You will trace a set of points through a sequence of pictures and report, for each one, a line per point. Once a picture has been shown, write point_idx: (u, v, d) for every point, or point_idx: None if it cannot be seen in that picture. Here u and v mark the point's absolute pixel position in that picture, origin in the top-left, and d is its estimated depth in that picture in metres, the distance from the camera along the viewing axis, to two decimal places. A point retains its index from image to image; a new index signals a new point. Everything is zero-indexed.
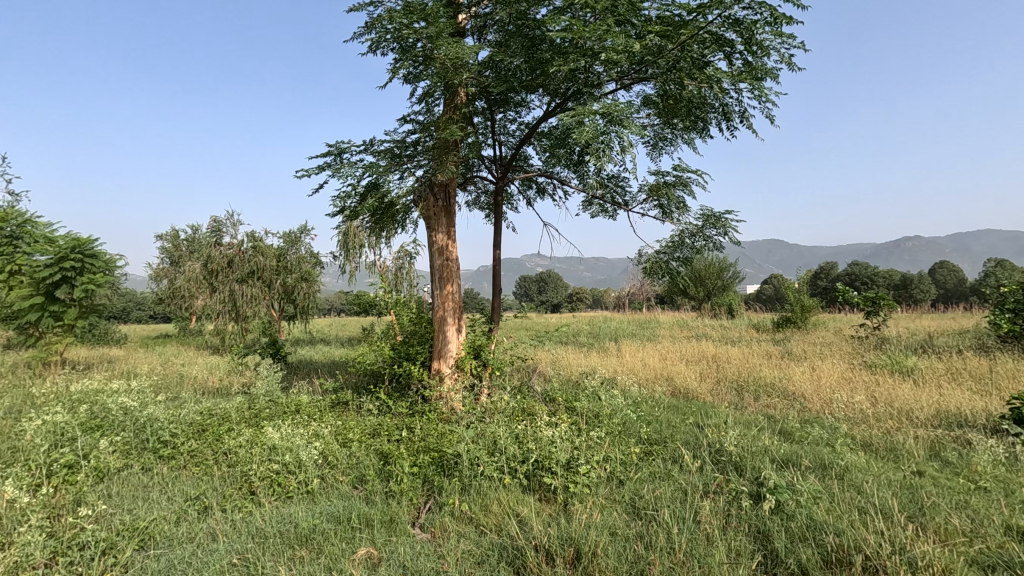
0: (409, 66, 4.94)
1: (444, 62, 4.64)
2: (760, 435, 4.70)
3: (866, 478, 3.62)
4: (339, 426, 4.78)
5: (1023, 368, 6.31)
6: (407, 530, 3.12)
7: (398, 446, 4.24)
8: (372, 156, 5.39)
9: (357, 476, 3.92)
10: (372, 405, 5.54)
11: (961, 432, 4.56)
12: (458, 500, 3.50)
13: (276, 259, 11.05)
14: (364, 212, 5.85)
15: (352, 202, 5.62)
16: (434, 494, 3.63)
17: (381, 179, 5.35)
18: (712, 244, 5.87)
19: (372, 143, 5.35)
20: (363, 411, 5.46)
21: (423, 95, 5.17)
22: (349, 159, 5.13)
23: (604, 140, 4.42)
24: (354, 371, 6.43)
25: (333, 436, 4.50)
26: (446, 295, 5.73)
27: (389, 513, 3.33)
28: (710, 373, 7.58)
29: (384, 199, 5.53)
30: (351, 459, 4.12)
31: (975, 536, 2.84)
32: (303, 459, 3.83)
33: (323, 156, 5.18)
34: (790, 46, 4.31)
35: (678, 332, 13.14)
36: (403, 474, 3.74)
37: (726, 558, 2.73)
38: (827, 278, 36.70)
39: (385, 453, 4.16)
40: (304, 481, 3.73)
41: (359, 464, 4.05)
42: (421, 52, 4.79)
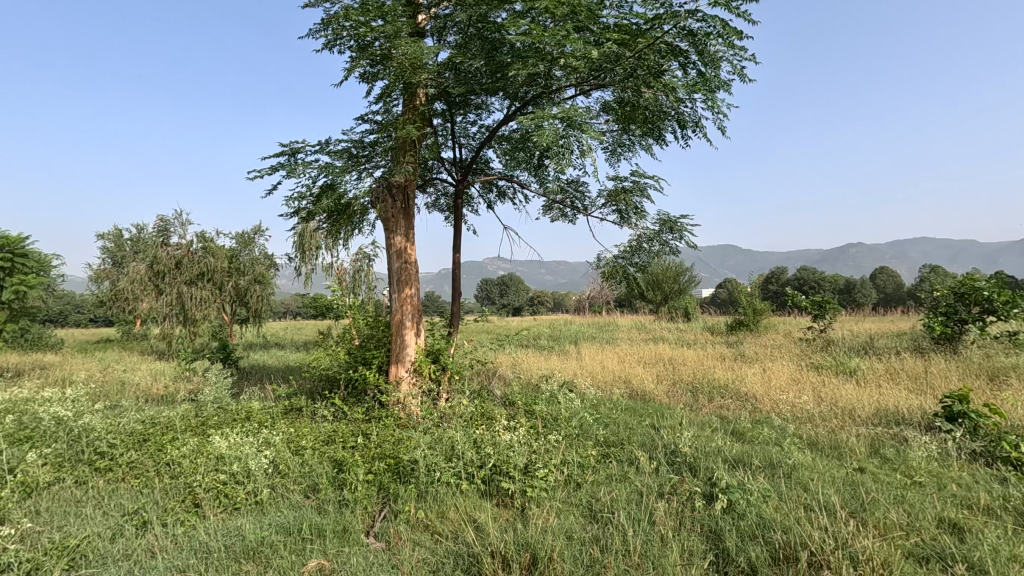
0: (367, 64, 4.83)
1: (401, 62, 4.56)
2: (714, 436, 4.81)
3: (812, 476, 3.73)
4: (291, 433, 4.61)
5: (954, 368, 6.68)
6: (361, 540, 3.01)
7: (353, 453, 4.11)
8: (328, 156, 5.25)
9: (309, 485, 3.78)
10: (327, 411, 5.37)
11: (898, 429, 4.77)
12: (415, 507, 3.42)
13: (228, 261, 10.62)
14: (320, 214, 5.68)
15: (307, 203, 5.45)
16: (389, 502, 3.53)
17: (337, 179, 5.20)
18: (669, 248, 5.97)
19: (328, 143, 5.22)
20: (317, 418, 5.29)
21: (381, 95, 5.05)
22: (304, 158, 4.98)
23: (563, 145, 4.44)
24: (308, 376, 6.22)
25: (284, 443, 4.33)
26: (405, 298, 5.61)
27: (342, 522, 3.21)
28: (666, 374, 7.74)
29: (340, 200, 5.37)
30: (304, 468, 3.96)
31: (911, 530, 2.95)
32: (252, 468, 3.65)
33: (276, 155, 5.02)
34: (742, 58, 4.43)
35: (636, 335, 13.32)
36: (357, 482, 3.62)
37: (680, 559, 2.75)
38: (777, 282, 38.09)
39: (340, 461, 4.02)
40: (252, 491, 3.57)
41: (311, 473, 3.90)
42: (378, 51, 4.66)
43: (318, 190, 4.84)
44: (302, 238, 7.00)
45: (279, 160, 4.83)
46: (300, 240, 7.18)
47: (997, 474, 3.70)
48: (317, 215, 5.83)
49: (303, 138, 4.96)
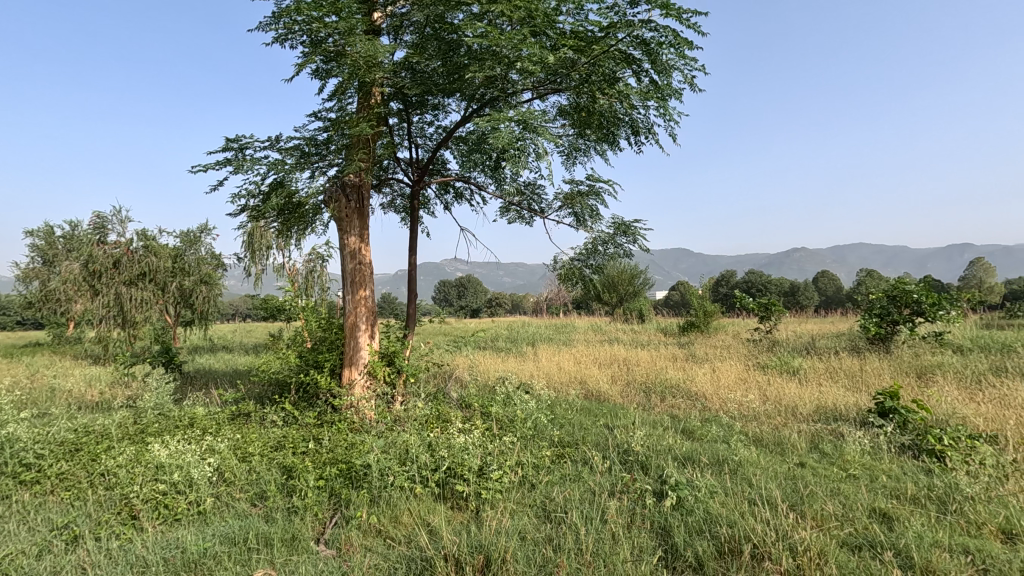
0: (320, 60, 4.73)
1: (355, 60, 4.49)
2: (665, 434, 4.94)
3: (756, 471, 3.89)
4: (238, 440, 4.45)
5: (886, 367, 7.09)
6: (310, 547, 2.94)
7: (304, 459, 4.01)
8: (278, 153, 5.11)
9: (257, 493, 3.66)
10: (277, 416, 5.21)
11: (836, 425, 5.03)
12: (367, 513, 3.36)
13: (171, 260, 10.14)
14: (270, 212, 5.53)
15: (256, 200, 5.28)
16: (341, 508, 3.46)
17: (287, 177, 5.07)
18: (623, 251, 6.10)
19: (278, 139, 5.08)
20: (266, 423, 5.13)
21: (335, 92, 4.95)
22: (251, 154, 4.83)
23: (519, 148, 4.48)
24: (257, 381, 6.01)
25: (230, 450, 4.17)
26: (359, 299, 5.51)
27: (291, 530, 3.13)
28: (621, 375, 7.91)
29: (290, 198, 5.24)
30: (251, 475, 3.84)
31: (845, 520, 3.13)
32: (195, 477, 3.51)
33: (221, 151, 4.84)
34: (693, 67, 4.59)
35: (592, 337, 13.53)
36: (307, 488, 3.53)
37: (630, 555, 2.81)
38: (727, 285, 39.44)
39: (289, 467, 3.90)
40: (194, 501, 3.43)
41: (259, 480, 3.78)
42: (332, 47, 4.57)
43: (267, 188, 4.70)
44: (252, 238, 6.81)
45: (224, 155, 4.67)
46: (249, 239, 6.98)
47: (923, 465, 3.96)
48: (266, 213, 5.65)
49: (251, 134, 4.81)
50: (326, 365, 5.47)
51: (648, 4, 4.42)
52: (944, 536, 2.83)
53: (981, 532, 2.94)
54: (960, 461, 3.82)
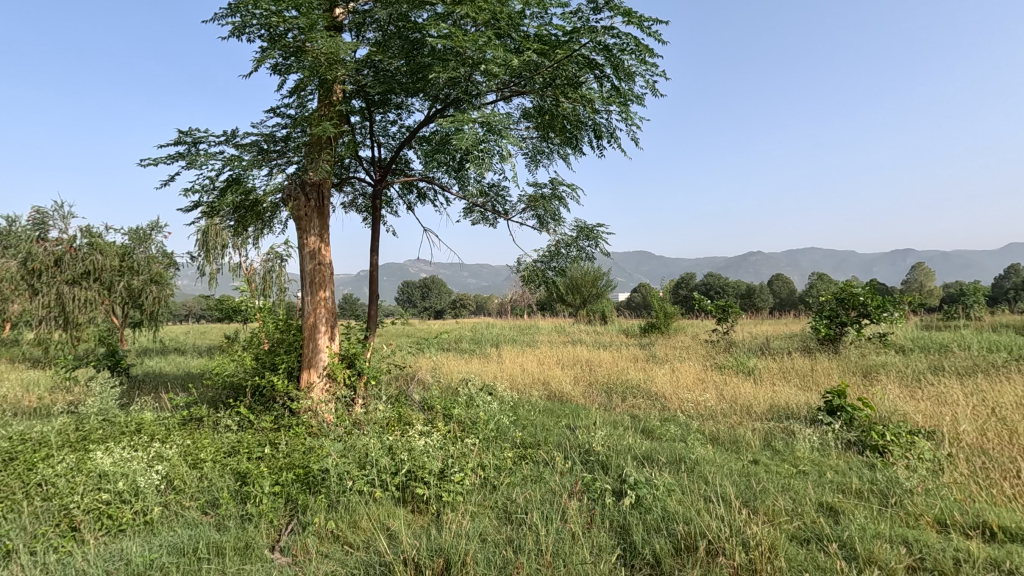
0: (279, 56, 4.61)
1: (316, 57, 4.38)
2: (625, 434, 5.02)
3: (712, 469, 4.00)
4: (188, 446, 4.28)
5: (835, 367, 7.41)
6: (264, 555, 2.86)
7: (259, 464, 3.89)
8: (234, 149, 4.96)
9: (208, 500, 3.53)
10: (231, 421, 5.04)
11: (788, 423, 5.22)
12: (324, 518, 3.29)
13: (119, 259, 9.70)
14: (225, 209, 5.35)
15: (210, 197, 5.11)
16: (297, 514, 3.37)
17: (244, 174, 4.92)
18: (585, 254, 6.17)
19: (234, 134, 4.93)
20: (219, 428, 4.96)
21: (294, 88, 4.84)
22: (205, 150, 4.67)
23: (483, 149, 4.47)
24: (210, 384, 5.80)
25: (180, 457, 4.01)
26: (318, 300, 5.40)
27: (244, 538, 3.04)
28: (583, 376, 8.01)
29: (246, 196, 5.09)
30: (202, 482, 3.70)
31: (795, 515, 3.25)
32: (141, 486, 3.37)
33: (174, 145, 4.66)
34: (653, 74, 4.68)
35: (555, 338, 13.60)
36: (262, 494, 3.42)
37: (590, 555, 2.84)
38: (687, 287, 40.39)
39: (244, 473, 3.78)
40: (141, 511, 3.28)
41: (210, 488, 3.64)
42: (292, 42, 4.46)
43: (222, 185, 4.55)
44: (206, 237, 6.60)
45: (176, 150, 4.50)
46: (204, 238, 6.76)
47: (866, 460, 4.15)
48: (221, 211, 5.46)
49: (205, 128, 4.64)
50: (284, 367, 5.33)
51: (611, 11, 4.49)
52: (886, 527, 2.98)
53: (919, 523, 3.10)
54: (901, 455, 4.02)
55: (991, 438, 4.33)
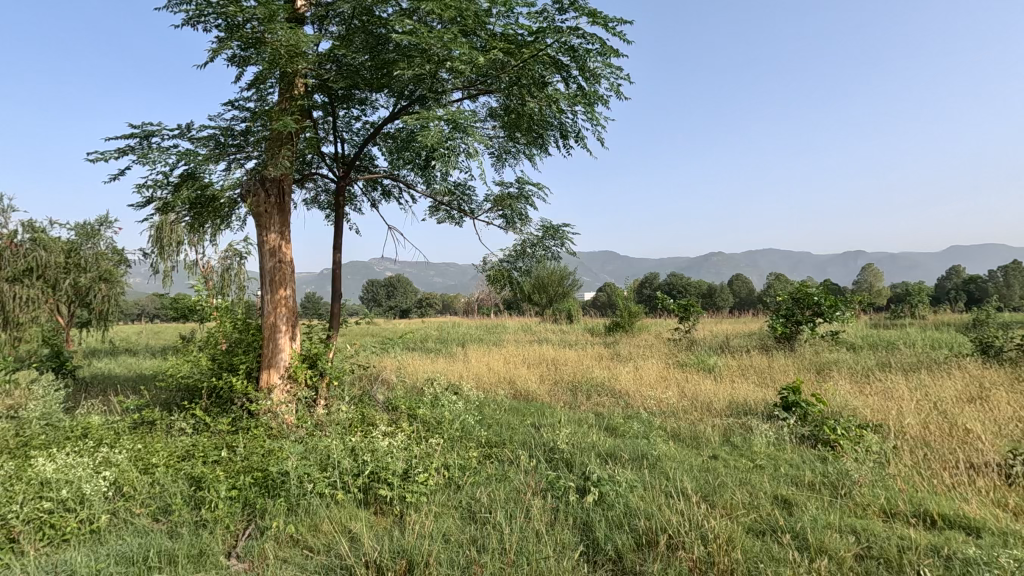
0: (237, 47, 4.45)
1: (276, 49, 4.24)
2: (590, 432, 5.08)
3: (673, 464, 4.08)
4: (139, 450, 4.09)
5: (791, 364, 7.66)
6: (220, 562, 2.76)
7: (214, 468, 3.75)
8: (189, 143, 4.78)
9: (160, 507, 3.39)
10: (185, 424, 4.85)
11: (746, 419, 5.37)
12: (284, 523, 3.21)
13: (64, 255, 9.22)
14: (179, 206, 5.15)
15: (163, 192, 4.91)
16: (255, 518, 3.27)
17: (199, 169, 4.75)
18: (551, 254, 6.20)
19: (190, 127, 4.75)
20: (173, 431, 4.76)
21: (253, 81, 4.69)
22: (159, 143, 4.48)
23: (449, 147, 4.44)
24: (163, 386, 5.57)
25: (131, 462, 3.84)
26: (278, 299, 5.26)
27: (198, 545, 2.92)
28: (548, 375, 8.05)
29: (202, 191, 4.91)
30: (153, 488, 3.55)
31: (751, 507, 3.34)
32: (87, 493, 3.22)
33: (124, 138, 4.46)
34: (618, 76, 4.75)
35: (522, 337, 13.62)
36: (217, 499, 3.30)
37: (554, 553, 2.84)
38: (651, 287, 41.12)
39: (199, 477, 3.65)
40: (87, 519, 3.13)
41: (163, 494, 3.50)
42: (250, 33, 4.32)
43: (176, 180, 4.38)
44: (160, 233, 6.35)
45: (127, 143, 4.30)
46: (157, 234, 6.50)
47: (818, 453, 4.31)
48: (175, 207, 5.25)
49: (158, 121, 4.46)
50: (242, 368, 5.16)
51: (576, 12, 4.52)
52: (835, 518, 3.09)
53: (867, 512, 3.24)
54: (850, 449, 4.19)
55: (933, 431, 4.56)
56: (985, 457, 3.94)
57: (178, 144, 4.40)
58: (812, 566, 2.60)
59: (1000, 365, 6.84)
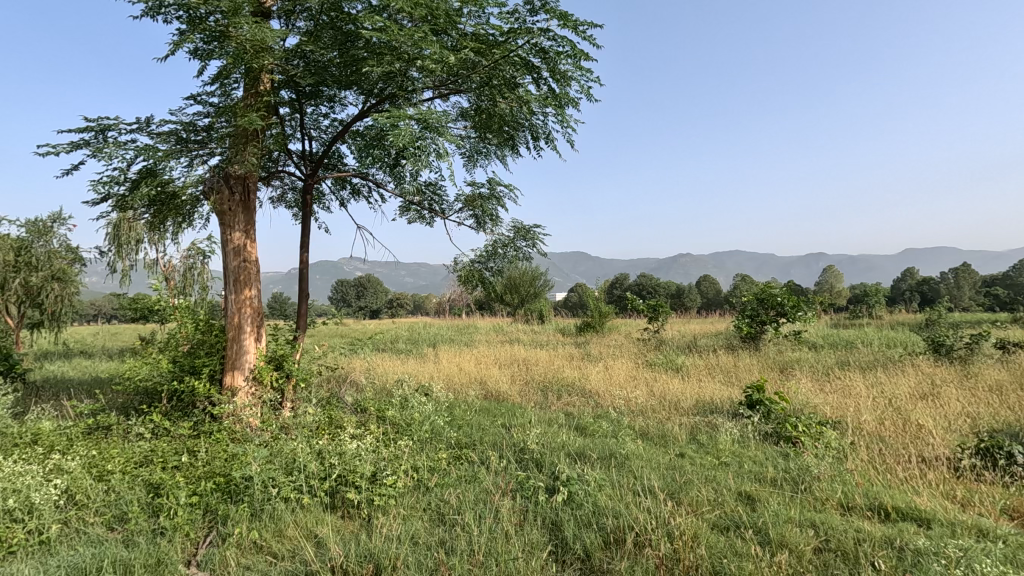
0: (199, 40, 4.32)
1: (241, 43, 4.13)
2: (560, 431, 5.10)
3: (642, 463, 4.14)
4: (93, 457, 3.92)
5: (755, 363, 7.86)
6: (178, 571, 2.67)
7: (174, 474, 3.63)
8: (148, 138, 4.61)
9: (115, 515, 3.26)
10: (144, 428, 4.68)
11: (712, 417, 5.47)
12: (247, 529, 3.12)
13: (13, 253, 8.88)
14: (137, 203, 4.97)
15: (120, 188, 4.72)
16: (217, 525, 3.17)
17: (160, 165, 4.59)
18: (522, 254, 6.20)
19: (149, 122, 4.59)
20: (130, 436, 4.58)
21: (216, 75, 4.56)
22: (116, 137, 4.32)
23: (419, 146, 4.39)
24: (120, 390, 5.36)
25: (84, 469, 3.69)
26: (243, 300, 5.13)
27: (156, 553, 2.82)
28: (520, 375, 8.05)
29: (162, 188, 4.75)
30: (108, 496, 3.41)
31: (716, 504, 3.41)
32: (36, 502, 3.07)
33: (78, 131, 4.27)
34: (589, 79, 4.79)
35: (493, 338, 13.60)
36: (177, 506, 3.19)
37: (523, 553, 2.85)
38: (621, 287, 41.59)
39: (157, 484, 3.52)
40: (35, 529, 2.99)
41: (118, 501, 3.36)
42: (214, 26, 4.20)
43: (134, 176, 4.22)
44: (117, 231, 6.11)
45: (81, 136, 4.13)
46: (114, 231, 6.25)
47: (781, 450, 4.42)
48: (133, 204, 5.06)
49: (115, 114, 4.29)
50: (204, 370, 5.01)
51: (547, 14, 4.54)
52: (796, 512, 3.18)
53: (825, 506, 3.35)
54: (810, 445, 4.32)
55: (888, 427, 4.73)
56: (935, 451, 4.10)
57: (137, 139, 4.24)
58: (774, 560, 2.66)
59: (951, 363, 7.15)
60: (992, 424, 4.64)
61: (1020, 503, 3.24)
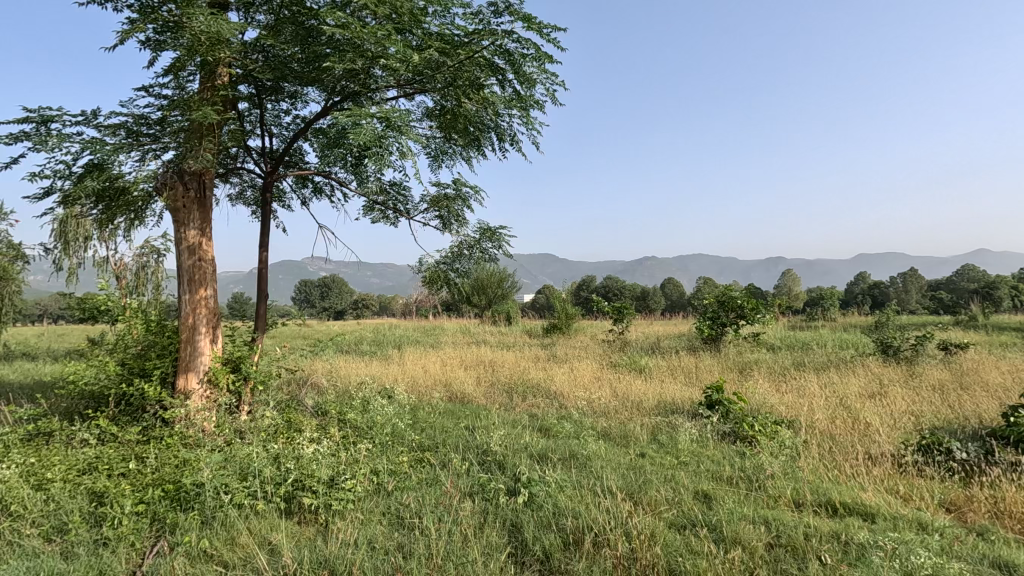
0: (152, 30, 4.15)
1: (195, 35, 3.98)
2: (523, 433, 5.10)
3: (603, 463, 4.17)
4: (31, 465, 3.71)
5: (716, 364, 8.04)
6: None
7: (120, 482, 3.46)
8: (96, 131, 4.40)
9: (54, 526, 3.08)
10: (89, 434, 4.45)
11: (674, 417, 5.57)
12: (196, 537, 3.00)
13: None
14: (83, 198, 4.74)
15: (65, 183, 4.49)
16: (165, 534, 3.03)
17: (108, 159, 4.39)
18: (487, 255, 6.18)
19: (97, 114, 4.38)
20: (74, 443, 4.35)
21: (170, 67, 4.39)
22: (59, 129, 4.10)
23: (382, 145, 4.32)
24: (64, 394, 5.09)
25: (21, 478, 3.48)
26: (199, 300, 4.94)
27: (97, 565, 2.68)
28: (485, 376, 8.03)
29: (110, 183, 4.54)
30: (47, 506, 3.23)
31: (674, 503, 3.46)
32: None
33: (19, 122, 4.04)
34: (553, 82, 4.81)
35: (459, 339, 13.52)
36: (122, 515, 3.04)
37: (481, 555, 2.83)
38: (587, 288, 42.03)
39: (101, 492, 3.35)
40: None
41: (58, 511, 3.19)
42: (167, 16, 4.04)
43: (80, 171, 4.03)
44: (62, 228, 5.81)
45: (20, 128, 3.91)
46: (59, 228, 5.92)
47: (737, 449, 4.53)
48: (80, 200, 4.81)
49: (59, 105, 4.08)
50: (156, 373, 4.80)
51: (511, 16, 4.54)
52: (750, 510, 3.25)
53: (778, 503, 3.44)
54: (765, 444, 4.44)
55: (838, 425, 4.90)
56: (881, 448, 4.27)
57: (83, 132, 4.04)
58: (727, 556, 2.72)
59: (897, 364, 7.47)
60: (934, 422, 4.87)
61: (956, 497, 3.40)
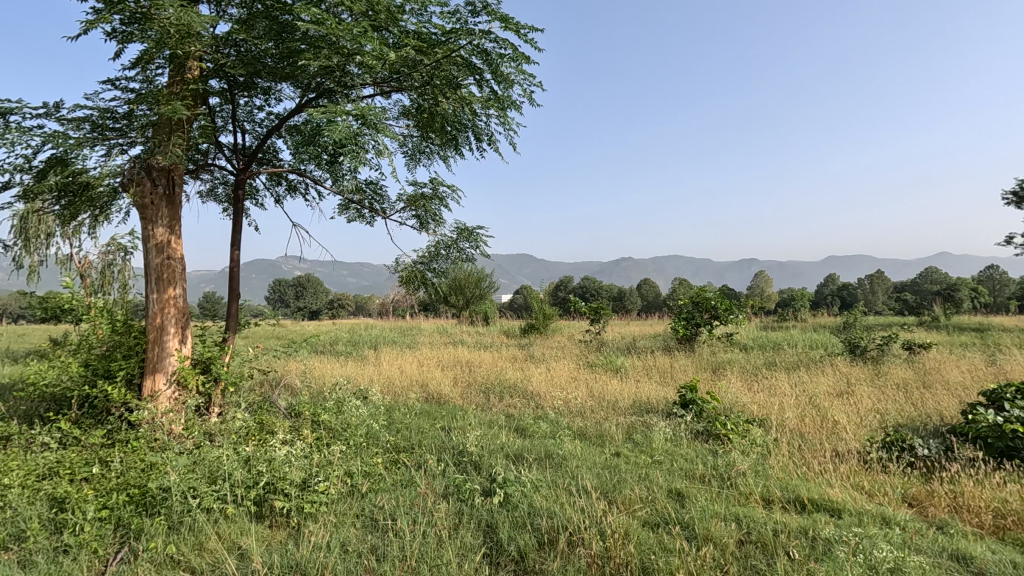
0: (118, 21, 4.02)
1: (164, 27, 3.87)
2: (499, 433, 5.09)
3: (578, 463, 4.19)
4: None
5: (690, 364, 8.16)
6: None
7: (82, 486, 3.34)
8: (58, 124, 4.25)
9: (11, 534, 2.96)
10: (49, 437, 4.29)
11: (648, 417, 5.63)
12: (162, 543, 2.92)
13: None
14: (45, 194, 4.57)
15: (25, 178, 4.32)
16: (129, 540, 2.94)
17: (72, 153, 4.24)
18: (464, 256, 6.15)
19: (59, 106, 4.22)
20: (33, 447, 4.19)
21: (137, 60, 4.26)
22: (18, 122, 3.95)
23: (357, 143, 4.26)
24: (24, 396, 4.90)
25: None
26: (167, 300, 4.80)
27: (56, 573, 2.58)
28: (461, 377, 8.00)
29: (74, 178, 4.39)
30: (4, 513, 3.10)
31: (648, 501, 3.49)
32: None
33: None
34: (530, 82, 4.82)
35: (436, 339, 13.44)
36: (84, 522, 2.94)
37: (455, 556, 2.81)
38: (565, 289, 42.25)
39: (62, 498, 3.23)
40: None
41: (15, 518, 3.06)
42: (134, 7, 3.92)
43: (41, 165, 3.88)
44: (23, 224, 5.59)
45: None
46: (20, 224, 5.70)
47: (710, 447, 4.59)
48: (41, 195, 4.64)
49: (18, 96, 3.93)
50: (121, 374, 4.65)
51: (489, 16, 4.53)
52: (721, 507, 3.30)
53: (749, 500, 3.50)
54: (737, 442, 4.51)
55: (807, 423, 5.01)
56: (848, 445, 4.38)
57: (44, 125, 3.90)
58: (699, 553, 2.75)
59: (863, 363, 7.68)
60: (898, 420, 5.01)
61: (918, 492, 3.50)
